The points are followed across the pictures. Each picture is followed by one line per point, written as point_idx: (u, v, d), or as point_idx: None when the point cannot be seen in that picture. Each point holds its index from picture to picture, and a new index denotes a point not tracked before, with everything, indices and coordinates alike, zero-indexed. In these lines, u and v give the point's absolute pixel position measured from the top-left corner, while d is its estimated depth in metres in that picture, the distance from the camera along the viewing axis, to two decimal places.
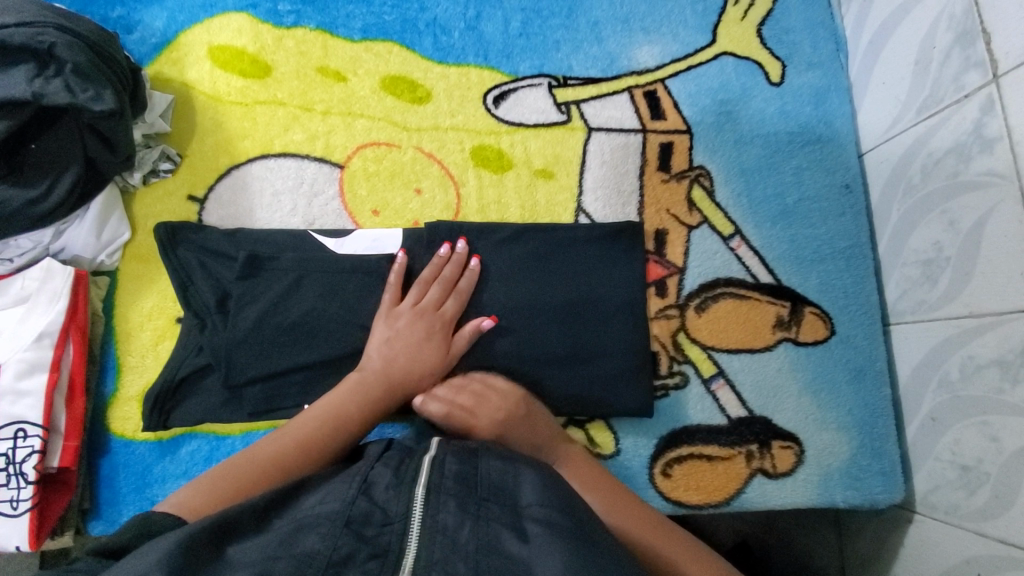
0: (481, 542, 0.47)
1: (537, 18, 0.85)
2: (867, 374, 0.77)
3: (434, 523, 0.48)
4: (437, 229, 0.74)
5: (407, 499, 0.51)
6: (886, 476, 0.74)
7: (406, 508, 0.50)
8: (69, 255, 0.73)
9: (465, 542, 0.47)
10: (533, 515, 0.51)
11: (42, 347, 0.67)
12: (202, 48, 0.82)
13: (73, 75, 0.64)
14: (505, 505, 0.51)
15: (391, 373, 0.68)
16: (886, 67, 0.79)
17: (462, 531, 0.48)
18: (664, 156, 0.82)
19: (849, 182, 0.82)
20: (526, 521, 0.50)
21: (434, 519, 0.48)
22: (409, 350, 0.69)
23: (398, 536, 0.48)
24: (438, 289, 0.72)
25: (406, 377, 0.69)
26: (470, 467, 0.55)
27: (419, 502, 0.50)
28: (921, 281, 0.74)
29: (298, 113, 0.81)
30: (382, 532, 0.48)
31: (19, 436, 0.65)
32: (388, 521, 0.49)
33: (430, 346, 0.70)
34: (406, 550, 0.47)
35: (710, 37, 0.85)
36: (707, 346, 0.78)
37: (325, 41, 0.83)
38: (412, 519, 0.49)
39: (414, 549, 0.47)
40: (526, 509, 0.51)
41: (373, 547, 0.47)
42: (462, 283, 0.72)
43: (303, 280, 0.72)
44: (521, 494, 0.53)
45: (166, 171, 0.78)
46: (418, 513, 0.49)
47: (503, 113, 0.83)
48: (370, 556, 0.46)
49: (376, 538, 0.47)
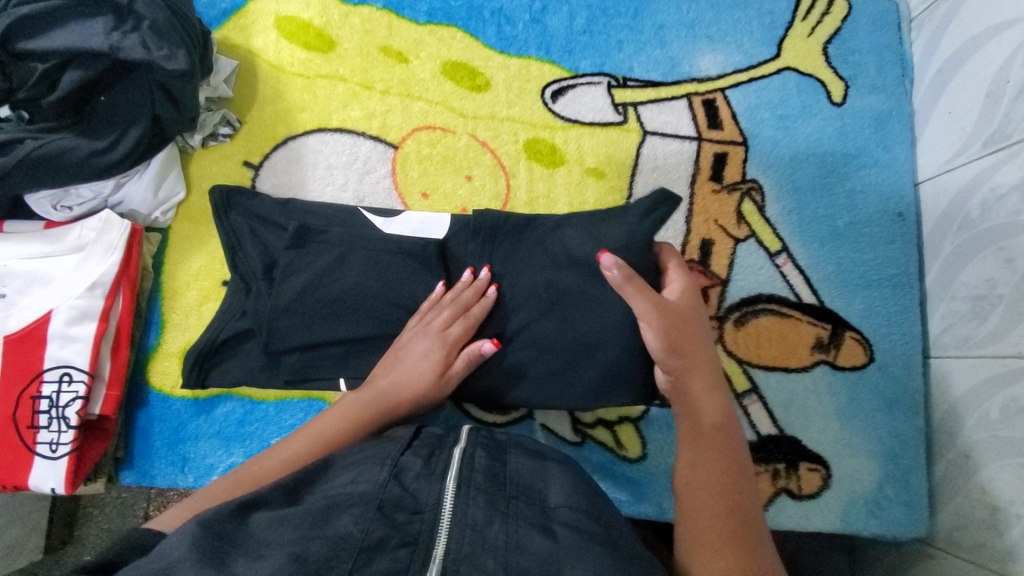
0: (509, 539, 0.48)
1: (602, 17, 0.85)
2: (902, 405, 0.77)
3: (464, 517, 0.49)
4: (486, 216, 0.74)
5: (437, 488, 0.51)
6: (911, 508, 0.74)
7: (437, 498, 0.50)
8: (125, 209, 0.74)
9: (495, 538, 0.47)
10: (561, 516, 0.51)
11: (93, 296, 0.68)
12: (269, 18, 0.83)
13: (149, 32, 0.66)
14: (534, 505, 0.52)
15: (388, 395, 0.66)
16: (953, 98, 0.77)
17: (490, 527, 0.48)
18: (717, 166, 0.81)
19: (903, 210, 0.81)
20: (556, 524, 0.50)
21: (463, 513, 0.49)
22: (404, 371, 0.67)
23: (428, 526, 0.48)
24: (452, 311, 0.69)
25: (402, 400, 0.67)
26: (498, 462, 0.56)
27: (450, 492, 0.51)
28: (969, 317, 0.72)
29: (357, 90, 0.82)
30: (412, 520, 0.48)
31: (65, 380, 0.66)
32: (418, 509, 0.50)
33: (428, 365, 0.67)
34: (436, 540, 0.47)
35: (774, 51, 0.85)
36: (743, 360, 0.77)
37: (390, 22, 0.84)
38: (442, 510, 0.49)
39: (444, 540, 0.47)
40: (553, 509, 0.52)
41: (403, 534, 0.47)
42: (476, 308, 0.69)
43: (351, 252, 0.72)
44: (549, 494, 0.54)
45: (224, 135, 0.79)
46: (448, 503, 0.50)
47: (559, 108, 0.83)
48: (400, 543, 0.46)
49: (406, 525, 0.48)
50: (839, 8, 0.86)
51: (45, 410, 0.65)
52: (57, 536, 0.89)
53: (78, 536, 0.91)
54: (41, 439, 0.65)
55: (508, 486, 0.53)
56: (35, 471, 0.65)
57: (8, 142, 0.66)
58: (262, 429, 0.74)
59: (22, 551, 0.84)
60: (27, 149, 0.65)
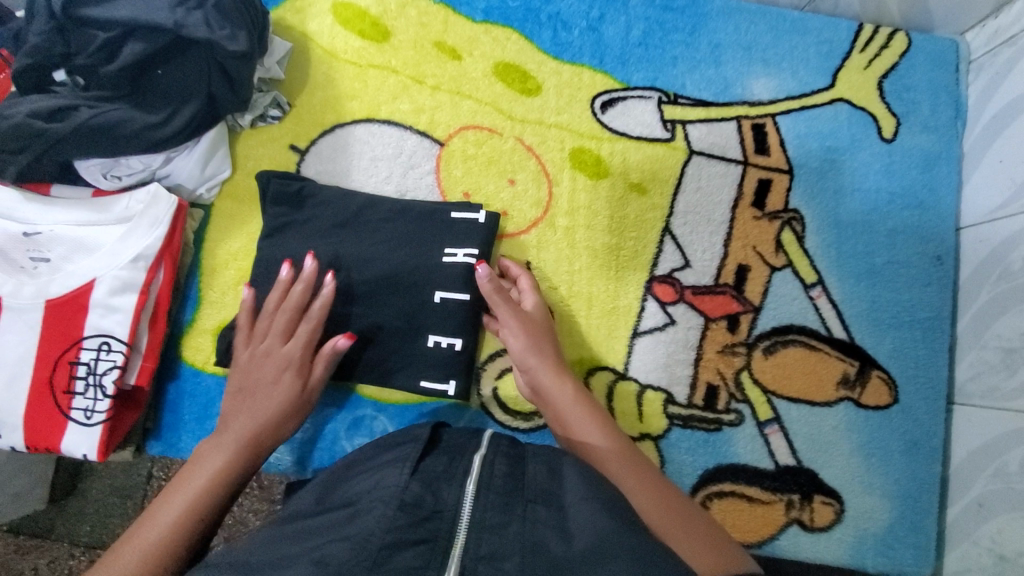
0: (527, 543, 0.44)
1: (659, 30, 0.85)
2: (921, 448, 0.77)
3: (481, 520, 0.46)
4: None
5: (458, 490, 0.48)
6: (919, 550, 0.75)
7: (457, 499, 0.47)
8: (172, 182, 0.75)
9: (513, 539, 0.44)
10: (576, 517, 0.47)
11: (136, 268, 0.68)
12: (327, 3, 0.83)
13: (213, 11, 0.67)
14: (547, 505, 0.48)
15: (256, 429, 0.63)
16: (1006, 146, 0.76)
17: (508, 528, 0.45)
18: (760, 193, 0.81)
19: (941, 254, 0.81)
20: (574, 522, 0.46)
21: (481, 516, 0.46)
22: (269, 387, 0.65)
23: (448, 524, 0.45)
24: (286, 316, 0.68)
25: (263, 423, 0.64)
26: (516, 467, 0.53)
27: (470, 496, 0.47)
28: (998, 368, 0.73)
29: (408, 83, 0.82)
30: (432, 517, 0.45)
31: (103, 349, 0.67)
32: (439, 508, 0.46)
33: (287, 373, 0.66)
34: (455, 542, 0.44)
35: (829, 81, 0.84)
36: (767, 389, 0.78)
37: (447, 17, 0.83)
38: (462, 512, 0.46)
39: (463, 541, 0.44)
40: (570, 511, 0.47)
41: (423, 531, 0.44)
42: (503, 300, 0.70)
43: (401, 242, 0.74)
44: (564, 494, 0.49)
45: (273, 117, 0.79)
46: (469, 506, 0.47)
47: (608, 119, 0.82)
48: (419, 540, 0.43)
49: (426, 523, 0.45)
50: (898, 43, 0.85)
51: (82, 377, 0.67)
52: (62, 487, 0.87)
53: (81, 489, 0.88)
54: (77, 405, 0.66)
55: (528, 490, 0.49)
56: (68, 436, 0.66)
57: (63, 108, 0.66)
58: None
59: (26, 501, 0.83)
60: (84, 117, 0.66)
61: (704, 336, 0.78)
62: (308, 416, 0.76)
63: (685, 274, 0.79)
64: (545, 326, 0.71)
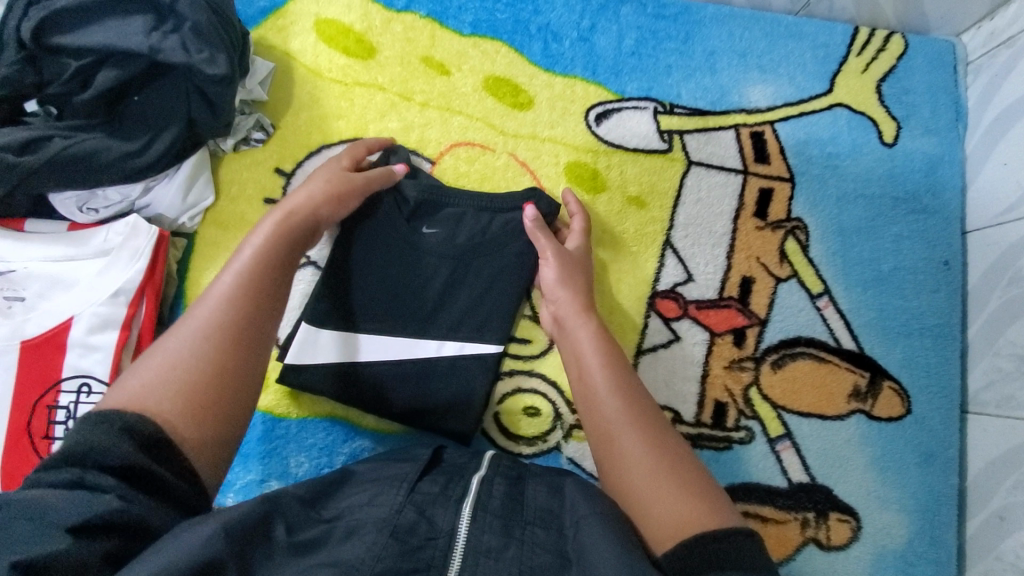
0: (525, 567, 0.42)
1: (651, 39, 0.83)
2: (936, 459, 0.75)
3: (477, 544, 0.43)
4: (511, 248, 0.71)
5: (452, 517, 0.45)
6: (939, 565, 0.73)
7: (453, 523, 0.45)
8: (152, 213, 0.72)
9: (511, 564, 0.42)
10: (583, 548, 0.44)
11: (116, 303, 0.65)
12: (309, 20, 0.80)
13: (190, 33, 0.64)
14: (551, 530, 0.45)
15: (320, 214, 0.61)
16: (1010, 147, 0.74)
17: (506, 552, 0.43)
18: (762, 202, 0.79)
19: (949, 259, 0.79)
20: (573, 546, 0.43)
21: (477, 539, 0.44)
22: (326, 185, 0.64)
23: (441, 554, 0.43)
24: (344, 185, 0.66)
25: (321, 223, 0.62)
26: (517, 490, 0.50)
27: (466, 515, 0.45)
28: (1013, 375, 0.70)
29: (396, 100, 0.79)
30: (425, 546, 0.43)
31: (83, 391, 0.64)
32: (433, 535, 0.44)
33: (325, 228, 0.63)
34: (449, 567, 0.42)
35: (826, 86, 0.82)
36: (777, 404, 0.75)
37: (433, 31, 0.81)
38: (458, 536, 0.44)
39: (458, 565, 0.42)
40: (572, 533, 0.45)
41: (415, 560, 0.42)
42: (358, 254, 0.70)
43: (368, 259, 0.70)
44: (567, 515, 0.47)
45: (257, 140, 0.77)
46: (465, 529, 0.44)
47: (603, 131, 0.80)
48: (412, 569, 0.41)
49: (419, 551, 0.42)
50: (895, 45, 0.83)
51: (62, 421, 0.63)
52: None
53: None
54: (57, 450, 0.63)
55: (526, 512, 0.47)
56: None
57: (36, 139, 0.63)
58: (280, 445, 0.72)
59: None
60: (58, 148, 0.63)
61: (710, 351, 0.76)
62: (303, 450, 0.73)
63: (688, 288, 0.77)
64: (585, 270, 0.70)
